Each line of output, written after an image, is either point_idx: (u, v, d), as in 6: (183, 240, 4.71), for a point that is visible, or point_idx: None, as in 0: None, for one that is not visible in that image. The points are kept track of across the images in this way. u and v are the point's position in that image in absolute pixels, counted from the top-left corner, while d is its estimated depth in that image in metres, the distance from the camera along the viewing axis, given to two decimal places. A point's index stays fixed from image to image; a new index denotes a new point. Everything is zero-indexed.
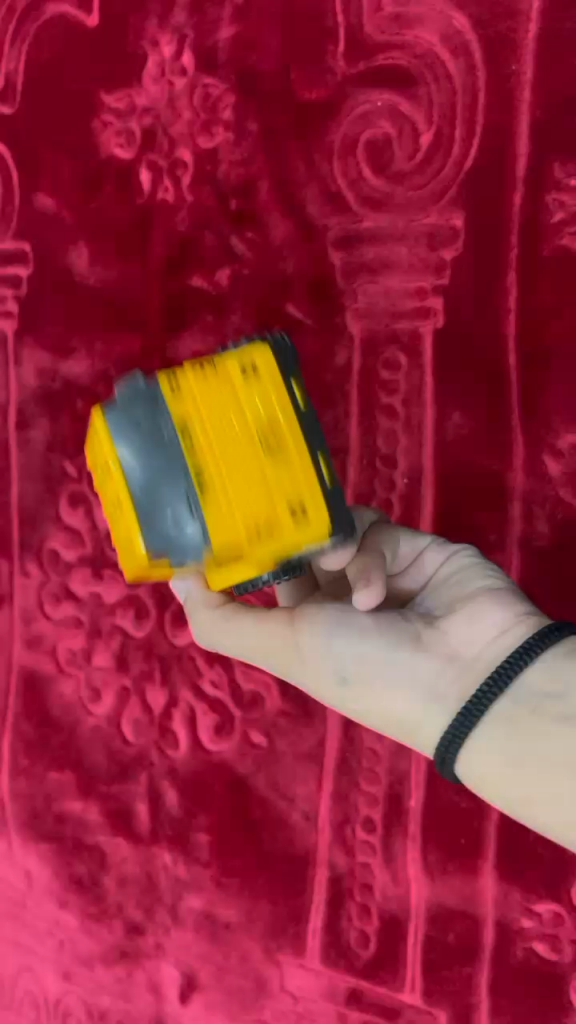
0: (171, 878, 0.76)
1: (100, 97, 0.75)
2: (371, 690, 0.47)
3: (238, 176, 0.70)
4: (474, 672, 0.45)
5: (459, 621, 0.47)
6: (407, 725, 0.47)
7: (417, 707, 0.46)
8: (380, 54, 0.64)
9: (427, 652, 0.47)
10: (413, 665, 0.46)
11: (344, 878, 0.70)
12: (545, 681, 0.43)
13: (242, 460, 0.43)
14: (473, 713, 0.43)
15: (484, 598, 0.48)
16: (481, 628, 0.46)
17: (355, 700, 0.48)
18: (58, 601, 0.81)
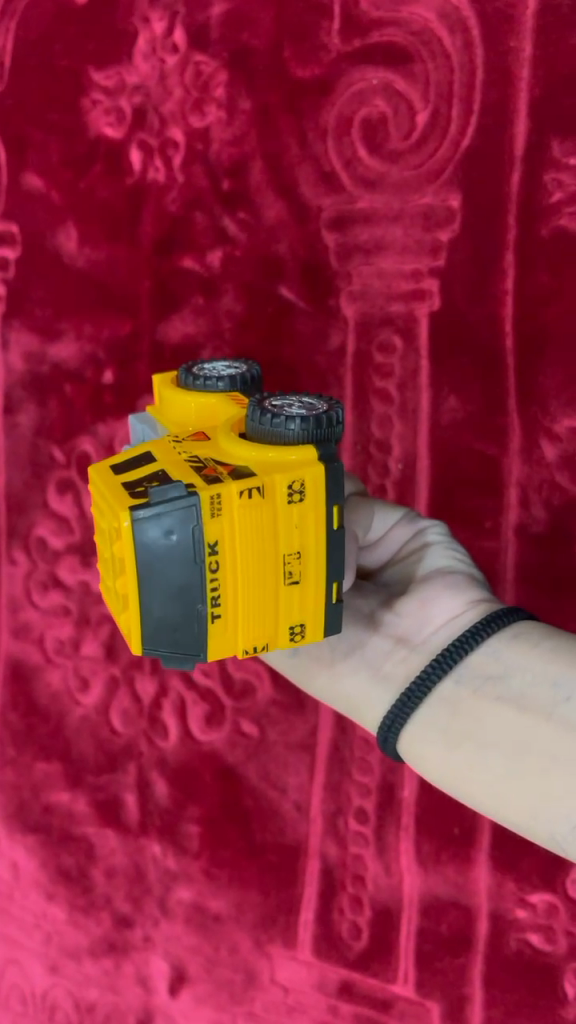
0: (161, 869, 0.76)
1: (88, 74, 0.72)
2: (318, 663, 0.49)
3: (230, 156, 0.68)
4: (419, 654, 0.45)
5: (411, 605, 0.48)
6: (357, 707, 0.47)
7: (358, 682, 0.47)
8: (375, 30, 0.61)
9: (379, 636, 0.48)
10: (364, 646, 0.48)
11: (336, 868, 0.69)
12: (488, 665, 0.42)
13: (256, 526, 0.39)
14: (415, 695, 0.43)
15: (437, 583, 0.48)
16: (431, 613, 0.47)
17: (305, 672, 0.50)
18: (46, 588, 0.80)
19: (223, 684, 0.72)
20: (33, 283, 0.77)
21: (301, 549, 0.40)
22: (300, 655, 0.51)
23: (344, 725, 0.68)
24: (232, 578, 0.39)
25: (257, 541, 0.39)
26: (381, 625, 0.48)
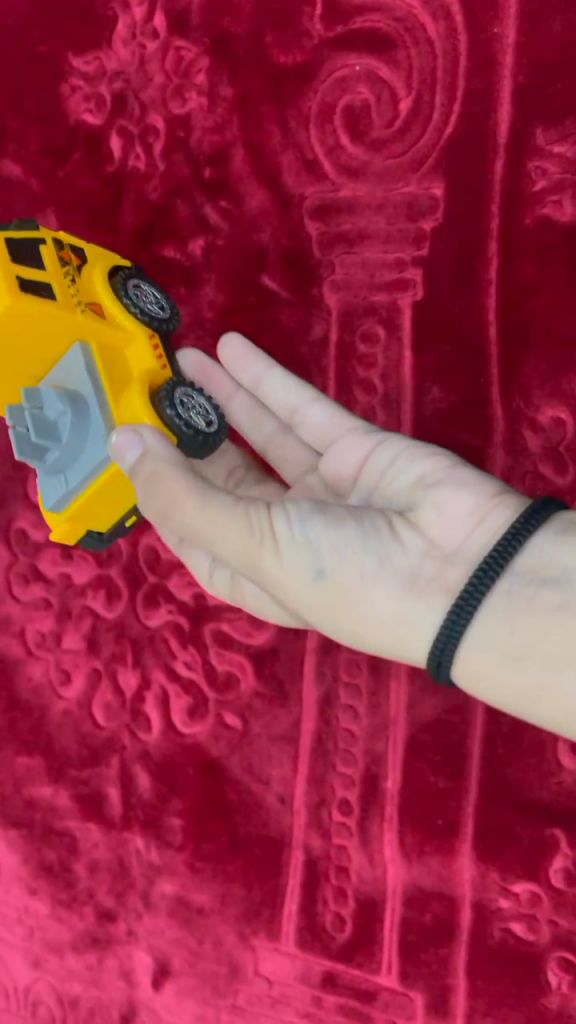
0: (144, 863, 0.75)
1: (68, 61, 0.73)
2: (348, 586, 0.49)
3: (211, 142, 0.68)
4: (457, 562, 0.48)
5: (431, 513, 0.50)
6: (391, 623, 0.49)
7: (395, 598, 0.48)
8: (358, 17, 0.62)
9: (404, 544, 0.50)
10: (393, 559, 0.49)
11: (320, 860, 0.69)
12: (536, 570, 0.46)
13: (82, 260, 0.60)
14: (467, 608, 0.46)
15: (451, 486, 0.51)
16: (454, 517, 0.50)
17: (328, 593, 0.49)
18: (27, 582, 0.80)
19: (206, 677, 0.72)
20: None
21: (103, 266, 0.61)
22: (326, 578, 0.49)
23: (327, 714, 0.68)
24: (76, 271, 0.59)
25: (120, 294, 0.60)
26: (405, 535, 0.50)
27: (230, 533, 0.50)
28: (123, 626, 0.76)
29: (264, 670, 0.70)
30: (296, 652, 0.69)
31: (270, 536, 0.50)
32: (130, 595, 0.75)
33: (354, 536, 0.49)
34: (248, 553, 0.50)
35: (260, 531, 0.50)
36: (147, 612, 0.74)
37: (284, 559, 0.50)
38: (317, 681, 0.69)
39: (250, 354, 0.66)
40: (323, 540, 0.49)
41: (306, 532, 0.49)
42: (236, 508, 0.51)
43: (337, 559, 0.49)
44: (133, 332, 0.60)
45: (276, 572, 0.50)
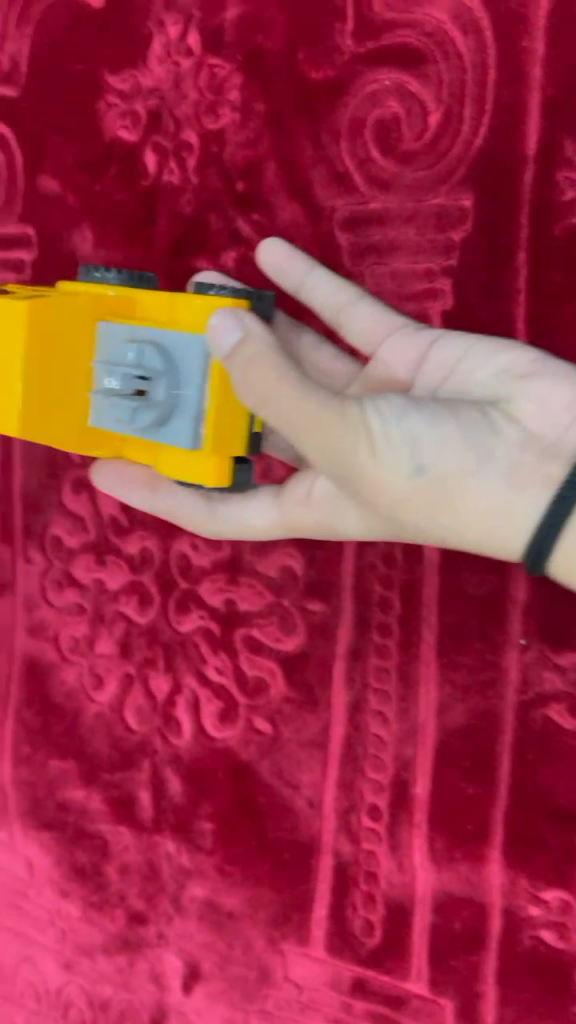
0: (175, 866, 0.76)
1: (105, 78, 0.74)
2: (449, 482, 0.51)
3: (244, 157, 0.69)
4: (554, 458, 0.52)
5: (525, 409, 0.53)
6: (488, 512, 0.52)
7: (490, 484, 0.51)
8: (388, 32, 0.63)
9: (500, 438, 0.52)
10: (492, 451, 0.51)
11: (349, 865, 0.69)
12: None
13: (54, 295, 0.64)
14: (569, 504, 0.51)
15: (543, 382, 0.53)
16: (549, 415, 0.52)
17: (425, 484, 0.51)
18: (61, 587, 0.81)
19: (237, 681, 0.73)
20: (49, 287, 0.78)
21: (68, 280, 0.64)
22: (425, 471, 0.50)
23: (356, 719, 0.69)
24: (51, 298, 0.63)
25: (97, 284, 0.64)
26: (499, 429, 0.52)
27: (325, 433, 0.50)
28: (155, 630, 0.77)
29: (294, 676, 0.71)
30: (326, 657, 0.70)
31: (369, 434, 0.49)
32: (162, 600, 0.76)
33: (448, 428, 0.51)
34: (346, 453, 0.50)
35: (359, 430, 0.49)
36: (178, 617, 0.76)
37: (383, 455, 0.50)
38: (346, 687, 0.69)
39: (290, 259, 0.66)
40: (423, 435, 0.50)
41: (404, 430, 0.50)
42: (333, 405, 0.49)
43: (438, 452, 0.50)
44: (133, 292, 0.61)
45: (373, 468, 0.50)
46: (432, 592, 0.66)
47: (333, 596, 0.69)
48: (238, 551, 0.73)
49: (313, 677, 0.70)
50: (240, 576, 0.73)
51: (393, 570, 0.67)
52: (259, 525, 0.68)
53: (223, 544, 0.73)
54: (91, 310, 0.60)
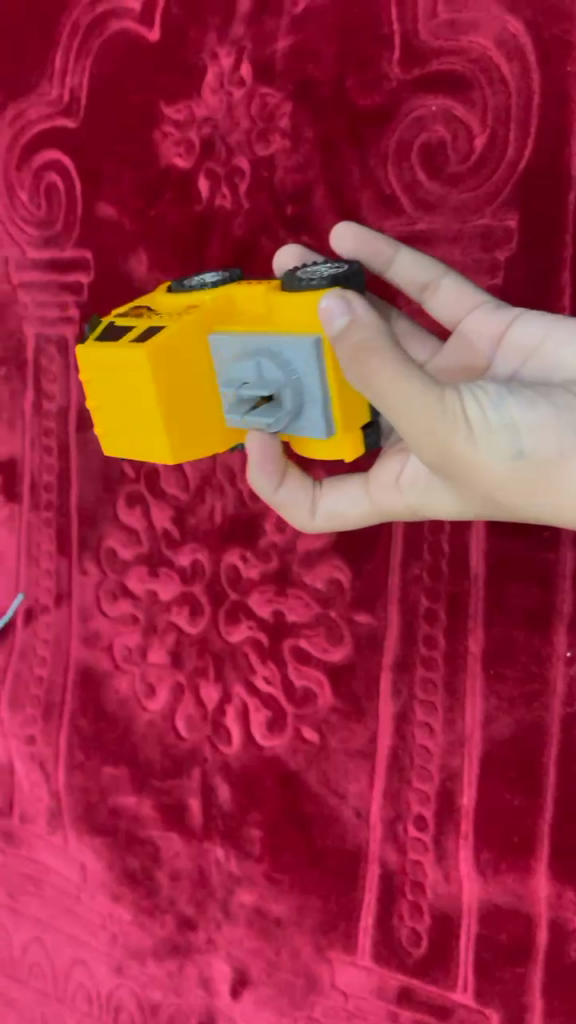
0: (224, 872, 0.78)
1: (160, 108, 0.77)
2: (547, 462, 0.50)
3: (294, 181, 0.71)
4: None
5: None
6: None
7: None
8: (435, 59, 0.65)
9: None
10: None
11: (396, 875, 0.70)
12: None
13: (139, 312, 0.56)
14: None
15: None
16: None
17: (520, 470, 0.50)
18: (115, 598, 0.84)
19: (285, 691, 0.75)
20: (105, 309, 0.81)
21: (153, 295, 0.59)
22: (525, 457, 0.49)
23: (403, 729, 0.70)
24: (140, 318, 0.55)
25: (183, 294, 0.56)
26: None
27: (423, 422, 0.48)
28: (206, 640, 0.79)
29: (341, 686, 0.72)
30: (373, 669, 0.71)
31: (467, 422, 0.48)
32: (212, 611, 0.78)
33: (545, 413, 0.50)
34: (442, 440, 0.48)
35: (457, 418, 0.48)
36: (228, 627, 0.78)
37: (480, 443, 0.49)
38: (392, 698, 0.70)
39: (374, 242, 0.63)
40: (520, 421, 0.49)
41: (500, 414, 0.49)
42: (432, 388, 0.47)
43: (537, 436, 0.49)
44: (230, 290, 0.55)
45: (468, 455, 0.49)
46: (477, 605, 0.67)
47: (379, 608, 0.71)
48: (287, 563, 0.75)
49: (359, 688, 0.72)
50: (288, 588, 0.75)
51: (438, 583, 0.69)
52: (351, 516, 0.64)
53: (272, 557, 0.75)
54: (201, 323, 0.54)
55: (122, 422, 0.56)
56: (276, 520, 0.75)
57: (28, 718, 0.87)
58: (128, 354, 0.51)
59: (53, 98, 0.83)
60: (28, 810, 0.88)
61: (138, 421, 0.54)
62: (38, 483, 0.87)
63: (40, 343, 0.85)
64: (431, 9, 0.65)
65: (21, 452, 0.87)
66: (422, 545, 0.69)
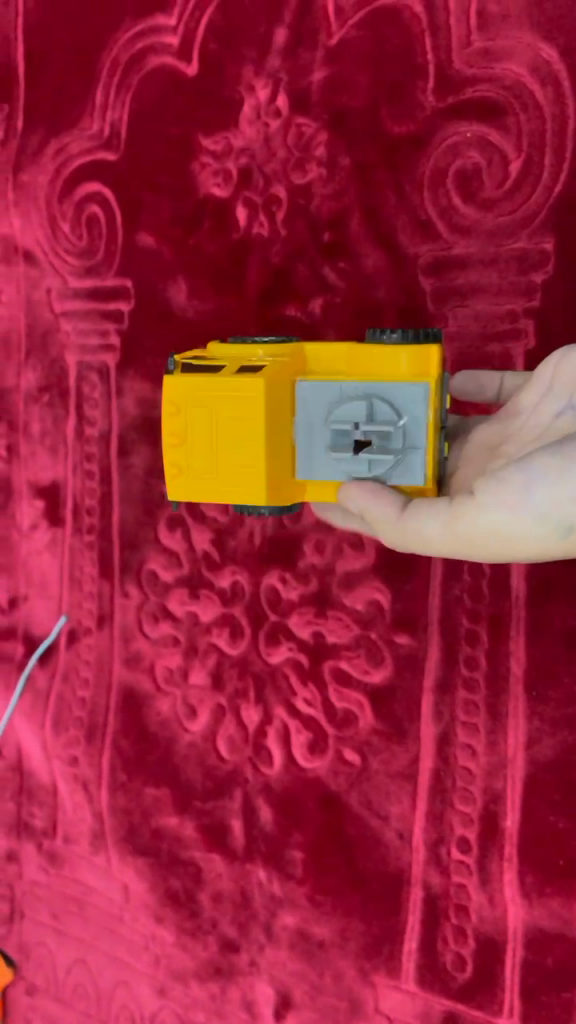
0: (267, 894, 0.77)
1: (198, 140, 0.79)
2: None
3: (330, 209, 0.72)
4: None
5: None
6: None
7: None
8: (469, 87, 0.66)
9: None
10: None
11: (439, 898, 0.70)
12: None
13: (205, 360, 0.57)
14: None
15: None
16: None
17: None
18: (156, 620, 0.85)
19: (325, 713, 0.75)
20: (145, 337, 0.83)
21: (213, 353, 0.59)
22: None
23: (445, 750, 0.70)
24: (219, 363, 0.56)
25: (240, 350, 0.58)
26: None
27: (471, 543, 0.53)
28: (247, 662, 0.79)
29: (382, 708, 0.73)
30: (414, 690, 0.71)
31: (502, 527, 0.51)
32: (252, 632, 0.79)
33: (571, 475, 0.49)
34: (498, 545, 0.53)
35: (491, 528, 0.52)
36: (269, 649, 0.78)
37: (526, 536, 0.51)
38: (434, 720, 0.70)
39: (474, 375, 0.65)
40: (551, 500, 0.50)
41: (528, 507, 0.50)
42: (451, 518, 0.53)
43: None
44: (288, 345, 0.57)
45: (527, 548, 0.52)
46: (520, 626, 0.68)
47: (420, 629, 0.71)
48: (326, 585, 0.75)
49: (402, 710, 0.72)
50: (328, 610, 0.75)
51: (479, 604, 0.69)
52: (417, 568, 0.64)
53: (311, 579, 0.76)
54: (289, 372, 0.56)
55: (214, 472, 0.56)
56: (314, 541, 0.76)
57: (71, 739, 0.88)
58: (244, 382, 0.53)
59: (94, 132, 0.85)
60: (71, 831, 0.88)
61: (237, 467, 0.55)
62: (80, 507, 0.88)
63: (82, 370, 0.87)
64: (465, 39, 0.67)
65: (64, 477, 0.89)
66: (463, 568, 0.70)
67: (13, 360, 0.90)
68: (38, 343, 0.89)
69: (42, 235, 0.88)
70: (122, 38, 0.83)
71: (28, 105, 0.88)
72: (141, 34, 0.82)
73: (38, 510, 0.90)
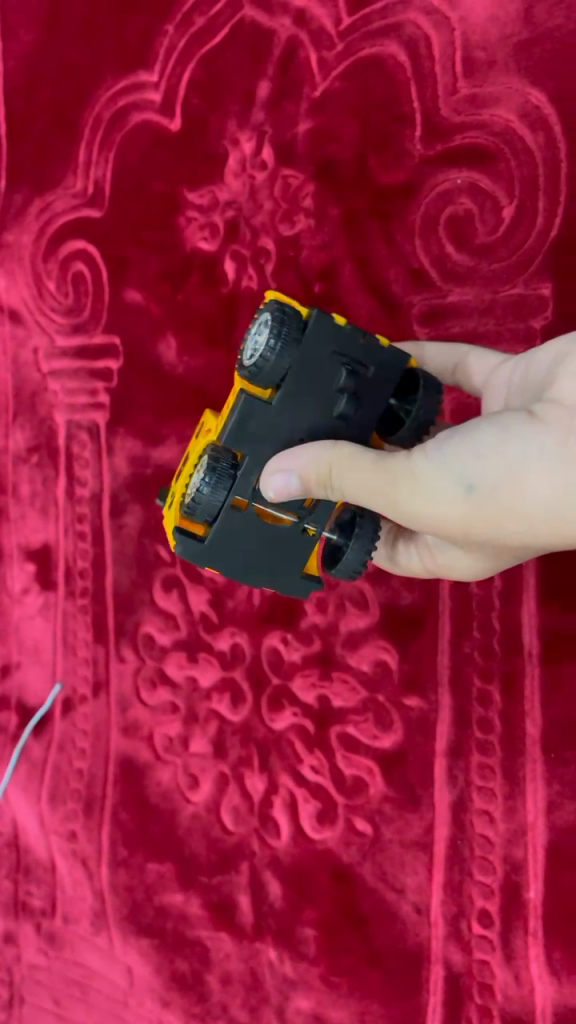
0: (278, 976, 0.72)
1: (183, 195, 0.78)
2: (496, 487, 0.46)
3: (320, 259, 0.71)
4: None
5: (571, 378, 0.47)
6: (548, 510, 0.46)
7: (549, 466, 0.45)
8: (457, 135, 0.65)
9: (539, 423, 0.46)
10: (532, 435, 0.46)
11: (462, 977, 0.65)
12: None
13: None
14: None
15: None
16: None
17: (482, 504, 0.47)
18: (154, 687, 0.81)
19: (334, 781, 0.72)
20: (135, 394, 0.81)
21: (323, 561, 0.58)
22: (474, 487, 0.47)
23: (461, 817, 0.66)
24: None
25: None
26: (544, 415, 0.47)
27: (387, 489, 0.49)
28: (250, 729, 0.76)
29: (393, 774, 0.69)
30: (426, 755, 0.68)
31: (416, 473, 0.49)
32: (254, 698, 0.76)
33: (481, 436, 0.47)
34: (404, 498, 0.49)
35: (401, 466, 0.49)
36: (272, 715, 0.75)
37: (431, 485, 0.48)
38: (448, 786, 0.67)
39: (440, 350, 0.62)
40: (461, 456, 0.47)
41: (444, 455, 0.48)
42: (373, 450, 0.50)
43: (480, 464, 0.47)
44: None
45: (427, 506, 0.49)
46: (533, 685, 0.64)
47: (430, 691, 0.68)
48: (330, 647, 0.73)
49: (415, 776, 0.68)
50: (333, 672, 0.72)
51: (491, 662, 0.66)
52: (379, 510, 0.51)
53: (314, 640, 0.74)
54: None
55: None
56: (316, 600, 0.74)
57: (69, 812, 0.85)
58: None
59: (77, 190, 0.84)
60: (71, 911, 0.84)
61: None
62: (73, 570, 0.85)
63: (71, 430, 0.85)
64: (451, 88, 0.66)
65: (55, 539, 0.86)
66: (473, 623, 0.67)
67: (2, 421, 0.89)
68: (27, 404, 0.87)
69: (28, 295, 0.87)
70: (104, 95, 0.82)
71: (12, 165, 0.88)
72: (122, 92, 0.81)
73: (29, 573, 0.88)
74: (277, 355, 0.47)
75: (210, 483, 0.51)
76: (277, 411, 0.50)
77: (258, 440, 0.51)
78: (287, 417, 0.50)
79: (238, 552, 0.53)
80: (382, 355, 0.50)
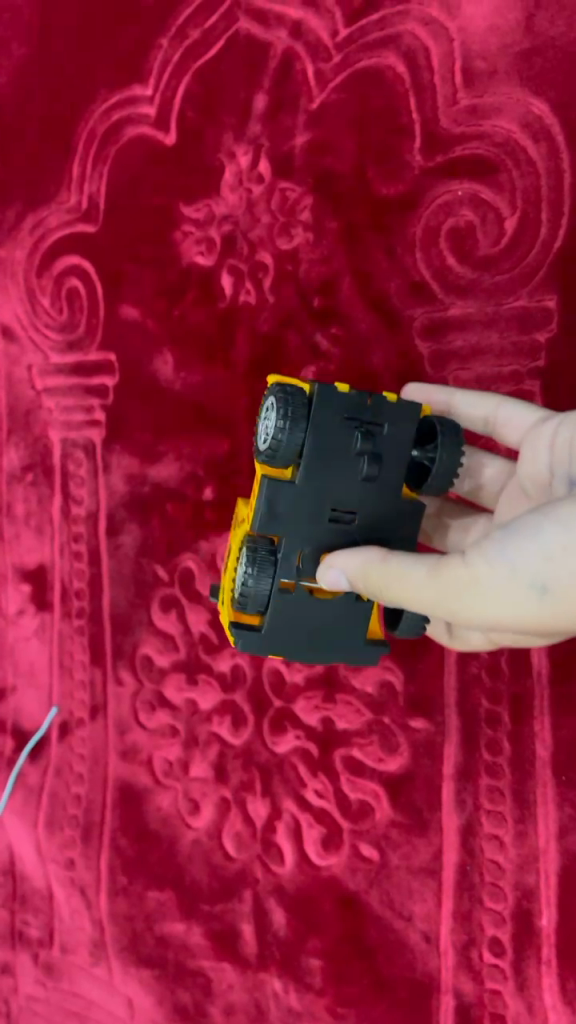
0: (283, 1008, 0.70)
1: (179, 209, 0.77)
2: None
3: (319, 273, 0.70)
4: None
5: None
6: None
7: None
8: (457, 146, 0.64)
9: None
10: None
11: (473, 1008, 0.63)
12: None
13: None
14: None
15: None
16: None
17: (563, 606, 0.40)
18: (153, 710, 0.80)
19: (339, 806, 0.70)
20: (131, 411, 0.79)
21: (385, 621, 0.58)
22: (548, 587, 0.39)
23: (470, 842, 0.64)
24: None
25: None
26: None
27: (444, 603, 0.44)
28: (251, 752, 0.74)
29: (400, 798, 0.68)
30: (433, 778, 0.66)
31: (474, 578, 0.42)
32: (256, 720, 0.74)
33: (547, 533, 0.39)
34: (471, 609, 0.42)
35: (457, 573, 0.43)
36: (274, 738, 0.73)
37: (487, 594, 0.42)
38: (457, 809, 0.65)
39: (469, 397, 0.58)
40: (523, 554, 0.40)
41: (505, 556, 0.41)
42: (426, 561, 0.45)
43: (548, 561, 0.39)
44: None
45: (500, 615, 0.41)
46: (543, 704, 0.63)
47: (437, 713, 0.67)
48: (333, 668, 0.71)
49: (422, 800, 0.67)
50: (336, 694, 0.71)
51: (499, 684, 0.65)
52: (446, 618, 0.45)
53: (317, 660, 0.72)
54: None
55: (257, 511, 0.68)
56: None
57: (66, 839, 0.83)
58: None
59: (71, 205, 0.83)
60: (69, 940, 0.82)
61: None
62: (69, 590, 0.84)
63: (66, 447, 0.83)
64: (451, 98, 0.65)
65: (50, 559, 0.85)
66: None
67: None
68: (21, 422, 0.86)
69: (21, 311, 0.86)
70: (98, 110, 0.81)
71: (4, 179, 0.87)
72: (117, 106, 0.80)
73: (24, 594, 0.86)
74: (288, 434, 0.48)
75: (254, 572, 0.51)
76: (301, 488, 0.50)
77: (289, 517, 0.51)
78: (313, 491, 0.50)
79: (298, 634, 0.53)
80: (394, 411, 0.51)
